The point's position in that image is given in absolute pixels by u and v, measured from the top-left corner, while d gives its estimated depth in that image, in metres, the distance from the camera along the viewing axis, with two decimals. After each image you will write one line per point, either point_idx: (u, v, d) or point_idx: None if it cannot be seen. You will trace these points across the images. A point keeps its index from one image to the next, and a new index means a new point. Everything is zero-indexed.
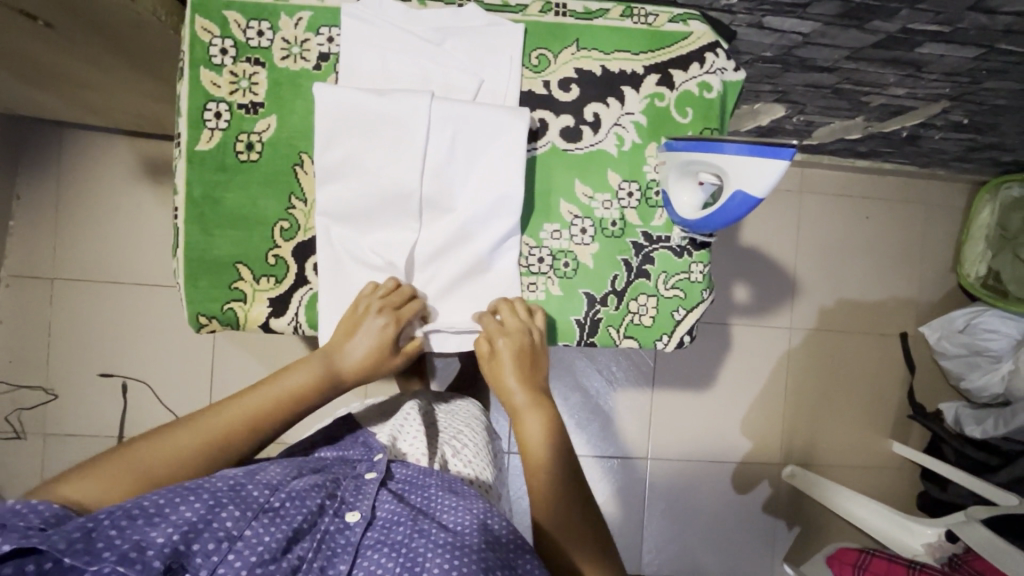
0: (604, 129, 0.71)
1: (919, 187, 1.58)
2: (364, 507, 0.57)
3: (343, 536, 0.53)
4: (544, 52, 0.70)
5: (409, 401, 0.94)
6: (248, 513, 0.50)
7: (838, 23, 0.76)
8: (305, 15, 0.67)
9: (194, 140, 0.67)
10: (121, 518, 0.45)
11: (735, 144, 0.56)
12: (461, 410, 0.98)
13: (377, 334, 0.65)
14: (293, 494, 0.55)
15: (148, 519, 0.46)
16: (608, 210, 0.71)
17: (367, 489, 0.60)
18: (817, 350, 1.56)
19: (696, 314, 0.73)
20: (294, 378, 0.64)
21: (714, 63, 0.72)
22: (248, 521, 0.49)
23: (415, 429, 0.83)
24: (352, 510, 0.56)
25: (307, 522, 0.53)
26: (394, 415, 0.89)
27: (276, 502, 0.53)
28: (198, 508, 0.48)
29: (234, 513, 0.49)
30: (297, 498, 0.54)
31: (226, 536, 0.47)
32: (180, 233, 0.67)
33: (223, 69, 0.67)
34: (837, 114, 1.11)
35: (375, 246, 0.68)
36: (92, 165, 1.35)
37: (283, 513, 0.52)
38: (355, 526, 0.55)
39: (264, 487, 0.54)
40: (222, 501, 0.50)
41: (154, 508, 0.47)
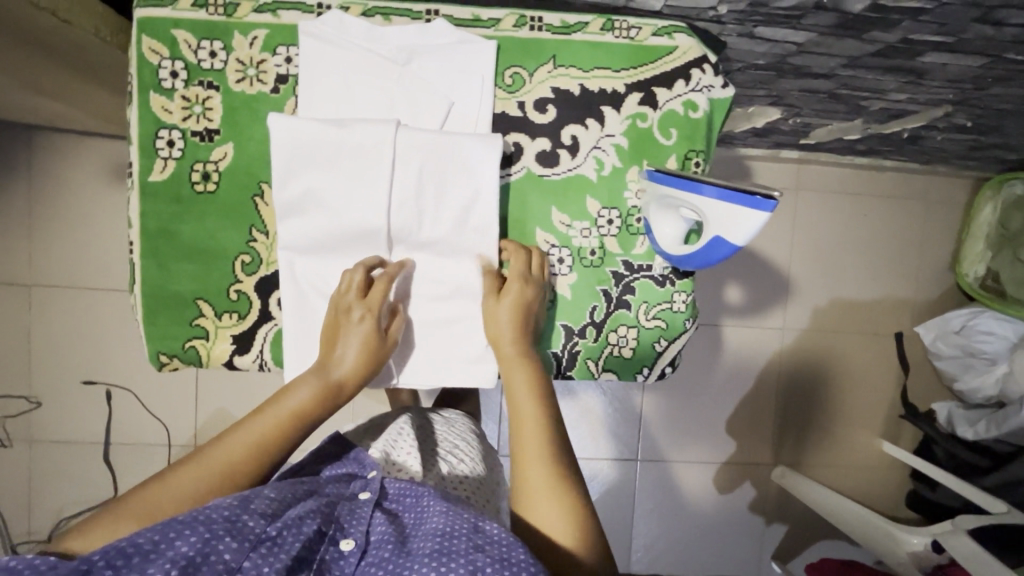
0: (583, 152, 0.67)
1: (918, 183, 1.53)
2: (357, 533, 0.52)
3: (338, 567, 0.49)
4: (519, 70, 0.66)
5: (403, 415, 0.91)
6: (246, 544, 0.46)
7: (834, 33, 0.71)
8: (260, 33, 0.62)
9: (147, 171, 0.63)
10: (115, 558, 0.42)
11: (713, 187, 0.53)
12: (457, 422, 0.94)
13: (362, 329, 0.61)
14: (289, 520, 0.50)
15: (144, 556, 0.42)
16: (586, 239, 0.68)
17: (363, 512, 0.55)
18: (810, 351, 1.54)
19: (679, 344, 0.71)
20: (296, 395, 0.59)
21: (700, 80, 0.68)
22: (247, 552, 0.45)
23: (410, 444, 0.82)
24: (346, 538, 0.52)
25: (302, 553, 0.49)
26: (387, 430, 0.86)
27: (273, 530, 0.48)
28: (195, 540, 0.44)
29: (231, 545, 0.45)
30: (294, 525, 0.50)
31: (225, 568, 0.44)
32: (136, 269, 0.64)
33: (174, 94, 0.62)
34: (834, 117, 1.06)
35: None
36: (62, 169, 1.31)
37: (281, 543, 0.48)
38: (350, 555, 0.50)
39: (260, 515, 0.49)
40: (219, 531, 0.46)
41: (150, 544, 0.43)
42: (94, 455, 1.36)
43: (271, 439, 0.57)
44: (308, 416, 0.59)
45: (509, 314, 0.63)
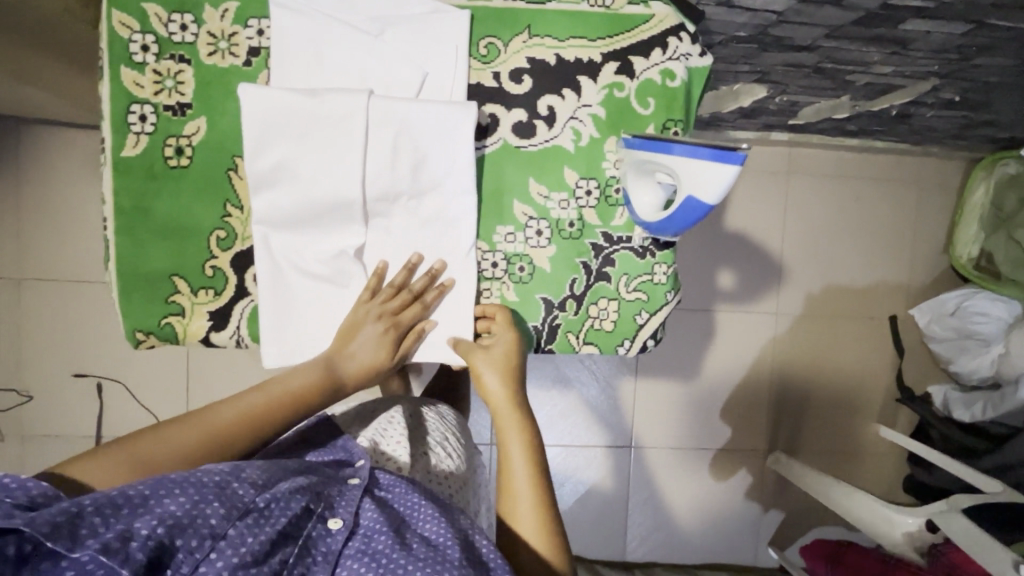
0: (560, 123, 0.67)
1: (911, 165, 1.53)
2: (348, 514, 0.52)
3: (325, 544, 0.49)
4: (493, 40, 0.65)
5: (392, 403, 0.90)
6: (233, 512, 0.46)
7: (813, 1, 0.70)
8: (231, 5, 0.62)
9: (120, 146, 0.62)
10: (105, 505, 0.41)
11: (682, 144, 0.54)
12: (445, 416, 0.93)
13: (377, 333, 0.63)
14: (280, 493, 0.50)
15: (132, 509, 0.42)
16: (565, 211, 0.67)
17: (353, 494, 0.55)
18: (804, 335, 1.53)
19: (660, 317, 0.70)
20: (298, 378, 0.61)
21: (678, 48, 0.67)
22: (233, 520, 0.45)
23: (399, 433, 0.81)
24: (335, 517, 0.51)
25: (288, 527, 0.48)
26: (377, 419, 0.86)
27: (262, 502, 0.48)
28: (184, 501, 0.44)
29: (219, 511, 0.45)
30: (283, 499, 0.50)
31: (210, 533, 0.44)
32: (111, 246, 0.63)
33: (145, 68, 0.62)
34: (822, 93, 1.05)
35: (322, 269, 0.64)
36: (49, 162, 1.30)
37: (268, 515, 0.48)
38: (337, 534, 0.50)
39: (251, 485, 0.49)
40: (209, 495, 0.45)
41: (141, 497, 0.43)
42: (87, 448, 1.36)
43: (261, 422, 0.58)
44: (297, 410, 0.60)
45: (499, 362, 0.66)
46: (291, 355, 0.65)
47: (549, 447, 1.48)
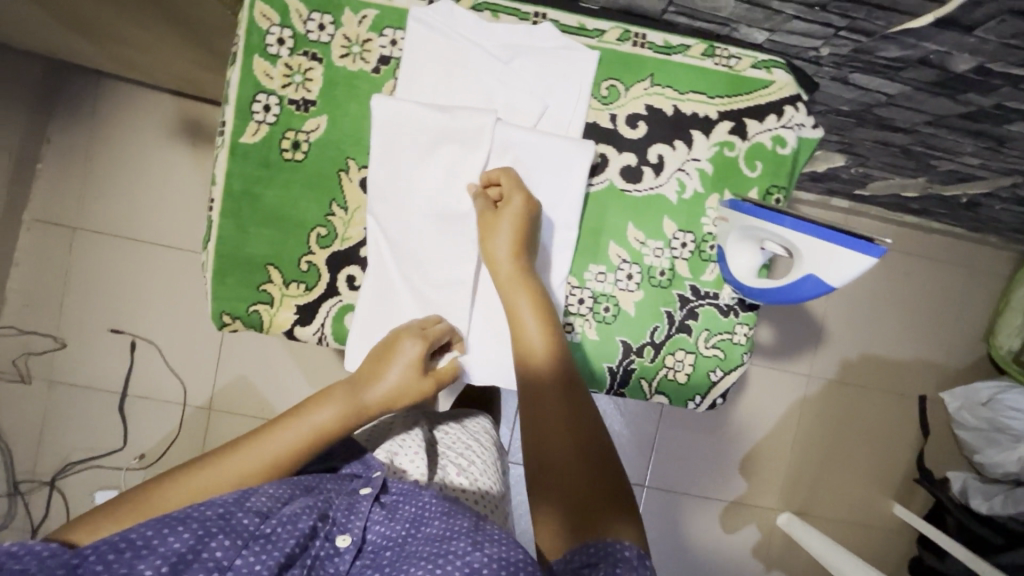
0: (667, 172, 0.67)
1: (963, 250, 1.53)
2: (356, 531, 0.54)
3: (332, 564, 0.51)
4: (615, 83, 0.66)
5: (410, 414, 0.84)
6: (238, 542, 0.47)
7: (928, 90, 0.71)
8: (370, 13, 0.63)
9: (240, 131, 0.63)
10: (107, 552, 0.43)
11: (793, 219, 0.54)
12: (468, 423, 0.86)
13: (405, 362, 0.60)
14: (285, 517, 0.51)
15: (136, 551, 0.44)
16: (658, 259, 0.68)
17: (360, 509, 0.56)
18: (831, 401, 1.53)
19: (733, 377, 0.70)
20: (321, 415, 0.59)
21: (793, 117, 0.68)
22: (239, 550, 0.47)
23: (417, 445, 0.74)
24: (343, 535, 0.54)
25: (296, 550, 0.50)
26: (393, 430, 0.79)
27: (267, 528, 0.50)
28: (187, 537, 0.46)
29: (224, 543, 0.47)
30: (289, 523, 0.51)
31: (216, 566, 0.45)
32: (214, 227, 0.64)
33: (278, 60, 0.63)
34: (899, 172, 1.06)
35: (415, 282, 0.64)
36: (125, 119, 1.33)
37: (275, 540, 0.49)
38: (345, 553, 0.52)
39: (256, 513, 0.51)
40: (212, 530, 0.47)
41: (143, 540, 0.44)
42: (109, 404, 1.36)
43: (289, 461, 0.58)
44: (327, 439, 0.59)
45: (510, 230, 0.61)
46: None
47: None
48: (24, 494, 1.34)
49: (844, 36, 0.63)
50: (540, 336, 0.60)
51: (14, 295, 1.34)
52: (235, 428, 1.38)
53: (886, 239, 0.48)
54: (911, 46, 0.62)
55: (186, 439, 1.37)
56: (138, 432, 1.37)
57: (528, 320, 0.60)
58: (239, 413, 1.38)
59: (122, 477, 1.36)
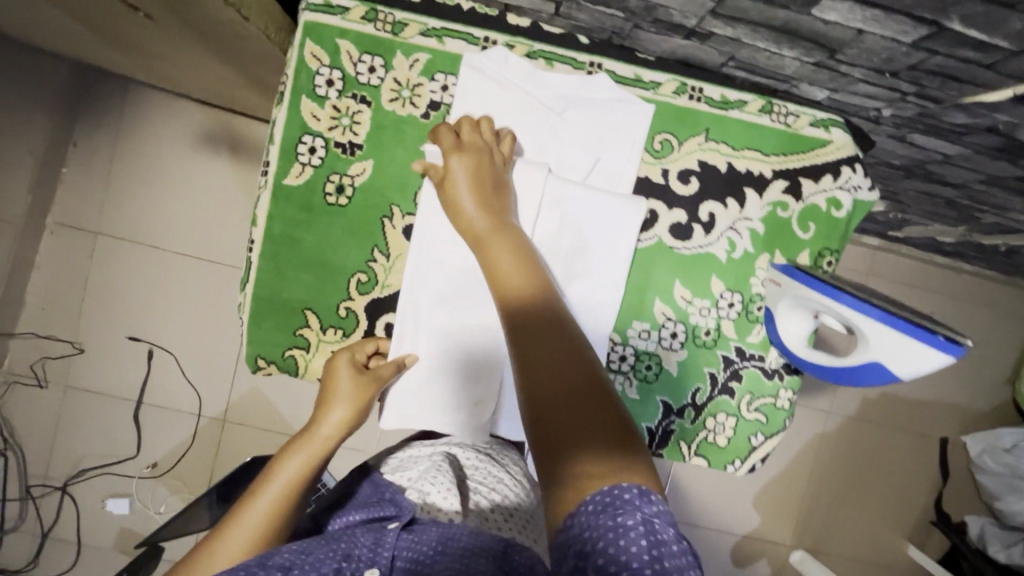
0: (717, 230, 0.65)
1: (992, 292, 1.50)
2: (384, 559, 0.52)
3: None
4: (669, 137, 0.64)
5: (438, 445, 0.83)
6: None
7: (988, 153, 0.69)
8: (422, 57, 0.61)
9: (283, 173, 0.62)
10: None
11: (852, 296, 0.52)
12: (498, 448, 0.85)
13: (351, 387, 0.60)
14: (307, 565, 0.51)
15: None
16: (704, 318, 0.66)
17: (385, 542, 0.55)
18: (849, 438, 1.51)
19: (774, 442, 0.68)
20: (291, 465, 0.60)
21: (850, 178, 0.66)
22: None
23: (448, 480, 0.71)
24: (371, 567, 0.52)
25: None
26: (422, 464, 0.76)
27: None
28: None
29: None
30: (311, 569, 0.51)
31: None
32: (253, 269, 0.63)
33: (325, 102, 0.61)
34: (939, 219, 1.04)
35: (457, 337, 0.62)
36: (152, 126, 1.32)
37: None
38: None
39: (277, 566, 0.50)
40: None
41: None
42: (124, 412, 1.35)
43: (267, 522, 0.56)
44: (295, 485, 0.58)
45: (470, 180, 0.56)
46: (414, 420, 0.63)
47: None
48: (36, 498, 1.34)
49: (911, 100, 0.60)
50: (517, 281, 0.51)
51: (33, 299, 1.33)
52: (247, 440, 1.37)
53: (968, 339, 0.46)
54: (981, 115, 0.60)
55: (199, 450, 1.36)
56: (151, 441, 1.36)
57: (501, 258, 0.52)
58: (252, 426, 1.37)
59: (133, 485, 1.36)
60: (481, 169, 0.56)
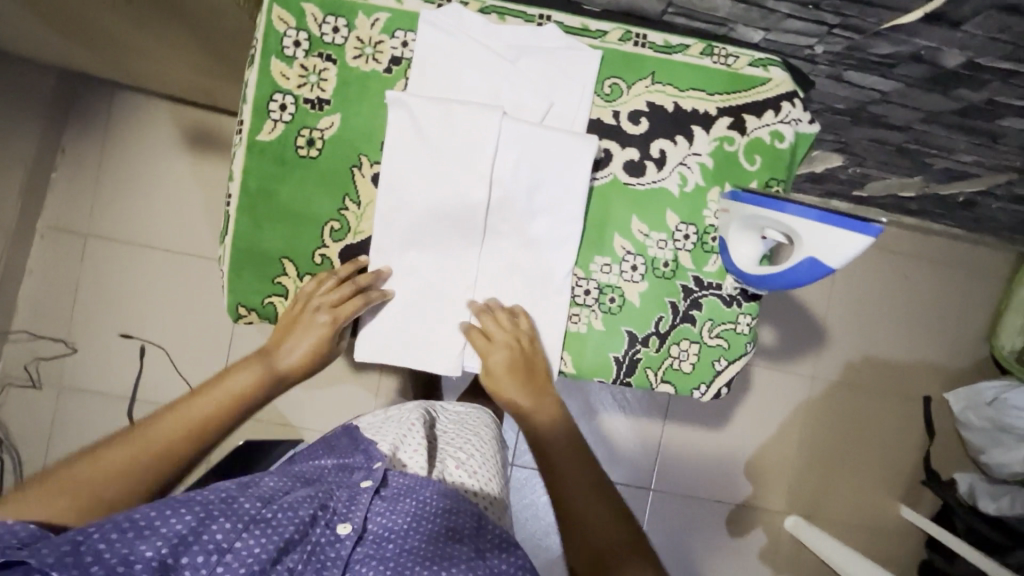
0: (669, 166, 0.69)
1: (962, 252, 1.54)
2: (357, 520, 0.54)
3: (334, 549, 0.51)
4: (618, 81, 0.68)
5: (414, 404, 0.84)
6: (239, 525, 0.48)
7: (920, 86, 0.73)
8: (382, 16, 0.66)
9: (256, 130, 0.66)
10: (110, 531, 0.44)
11: (797, 206, 0.55)
12: (470, 416, 0.88)
13: (319, 336, 0.65)
14: (285, 505, 0.52)
15: (138, 531, 0.45)
16: (662, 250, 0.70)
17: (362, 500, 0.56)
18: (835, 402, 1.53)
19: (737, 366, 0.71)
20: (240, 379, 0.63)
21: (790, 113, 0.70)
22: (239, 533, 0.48)
23: (420, 439, 0.71)
24: (344, 523, 0.53)
25: (295, 536, 0.50)
26: (398, 420, 0.75)
27: (268, 513, 0.50)
28: (188, 519, 0.47)
29: (224, 526, 0.48)
30: (289, 509, 0.52)
31: (215, 548, 0.47)
32: (231, 221, 0.66)
33: (294, 62, 0.66)
34: (896, 171, 1.08)
35: (428, 277, 0.67)
36: (138, 129, 1.37)
37: (275, 525, 0.50)
38: (346, 540, 0.52)
39: (257, 498, 0.51)
40: (213, 513, 0.48)
41: (145, 520, 0.46)
42: (117, 410, 1.36)
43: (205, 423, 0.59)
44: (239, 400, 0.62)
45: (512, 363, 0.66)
46: (382, 353, 0.68)
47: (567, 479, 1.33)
48: None
49: (838, 33, 0.65)
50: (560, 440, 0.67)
51: (25, 302, 1.36)
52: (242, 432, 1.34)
53: (883, 219, 0.53)
54: (902, 42, 0.64)
55: None
56: None
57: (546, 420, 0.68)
58: None
59: None
60: (515, 359, 0.66)
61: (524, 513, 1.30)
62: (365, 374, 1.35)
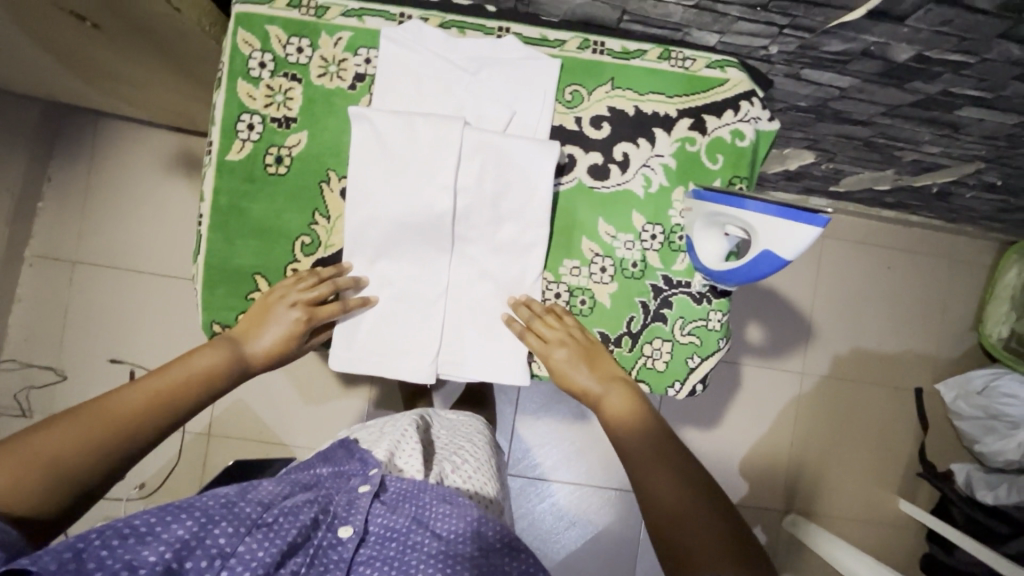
0: (632, 169, 0.71)
1: (944, 242, 1.55)
2: (358, 522, 0.54)
3: (336, 552, 0.52)
4: (578, 88, 0.70)
5: (408, 411, 0.84)
6: (241, 530, 0.49)
7: (876, 81, 0.75)
8: (344, 35, 0.67)
9: (225, 150, 0.67)
10: (111, 537, 0.45)
11: (757, 203, 0.57)
12: (464, 425, 0.88)
13: (292, 325, 0.64)
14: (287, 509, 0.53)
15: (139, 538, 0.46)
16: (630, 251, 0.71)
17: (361, 502, 0.56)
18: (827, 398, 1.53)
19: (711, 362, 0.72)
20: (204, 358, 0.61)
21: (749, 111, 0.71)
22: (242, 537, 0.49)
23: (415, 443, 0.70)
24: (345, 526, 0.54)
25: (297, 539, 0.51)
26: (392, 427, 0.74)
27: (269, 518, 0.51)
28: (190, 525, 0.48)
29: (226, 530, 0.49)
30: (290, 514, 0.53)
31: (219, 553, 0.48)
32: (203, 240, 0.67)
33: (260, 82, 0.67)
34: (867, 165, 1.09)
35: (399, 287, 0.68)
36: (123, 155, 1.39)
37: (277, 529, 0.51)
38: (347, 542, 0.53)
39: (257, 503, 0.52)
40: (215, 518, 0.49)
41: (146, 527, 0.46)
42: None
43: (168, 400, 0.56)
44: (206, 379, 0.60)
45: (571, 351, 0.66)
46: (360, 364, 0.68)
47: (562, 487, 1.32)
48: None
49: (789, 33, 0.67)
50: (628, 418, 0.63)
51: (15, 331, 1.36)
52: (236, 453, 1.33)
53: (825, 210, 0.54)
54: (852, 39, 0.66)
55: (186, 467, 1.32)
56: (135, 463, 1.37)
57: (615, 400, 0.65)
58: (240, 438, 1.34)
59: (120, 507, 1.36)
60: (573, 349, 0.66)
61: (522, 523, 1.29)
62: (355, 389, 1.35)
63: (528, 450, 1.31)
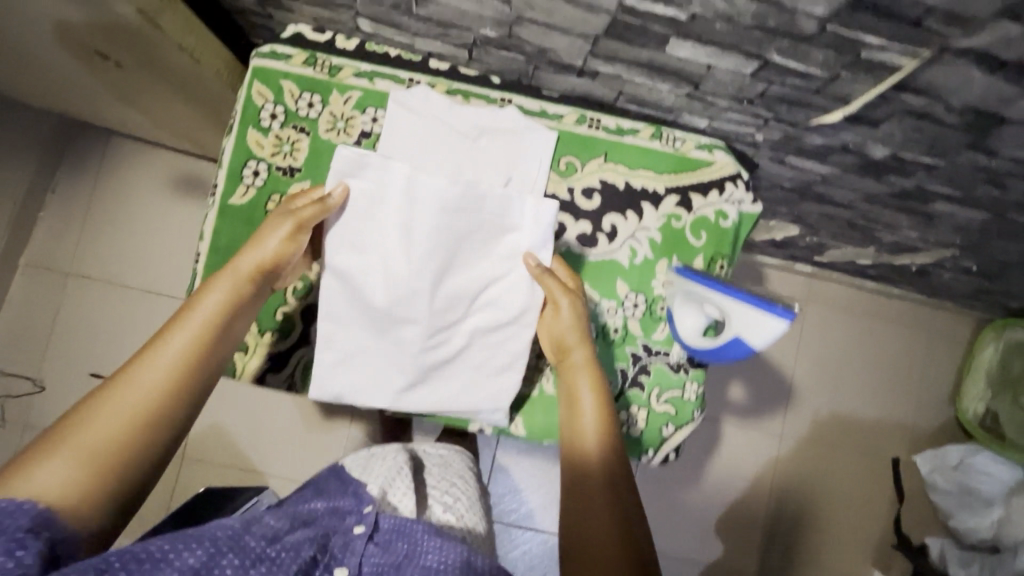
0: (620, 240, 0.74)
1: (924, 314, 1.58)
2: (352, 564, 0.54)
3: None
4: (573, 160, 0.74)
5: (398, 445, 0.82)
6: (247, 561, 0.49)
7: (855, 172, 0.79)
8: (354, 94, 0.71)
9: (229, 193, 0.70)
10: (129, 561, 0.45)
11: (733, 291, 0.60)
12: (454, 459, 0.85)
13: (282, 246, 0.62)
14: (289, 544, 0.52)
15: (153, 564, 0.45)
16: (612, 317, 0.73)
17: (357, 544, 0.56)
18: (806, 461, 1.54)
19: (684, 432, 0.74)
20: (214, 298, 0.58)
21: (733, 193, 0.75)
22: (247, 569, 0.48)
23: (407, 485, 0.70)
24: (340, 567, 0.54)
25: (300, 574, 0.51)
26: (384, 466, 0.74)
27: (274, 551, 0.51)
28: (200, 554, 0.47)
29: (234, 561, 0.48)
30: (292, 549, 0.52)
31: None
32: (198, 277, 0.69)
33: (269, 132, 0.70)
34: (849, 242, 1.14)
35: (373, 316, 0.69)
36: (129, 173, 1.41)
37: (281, 563, 0.50)
38: None
39: (262, 536, 0.52)
40: (223, 547, 0.48)
41: (160, 553, 0.46)
42: None
43: (175, 395, 0.53)
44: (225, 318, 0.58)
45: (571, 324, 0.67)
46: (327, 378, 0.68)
47: (537, 537, 1.30)
48: None
49: (773, 124, 0.71)
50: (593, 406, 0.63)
51: None
52: (208, 478, 1.31)
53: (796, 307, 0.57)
54: (831, 135, 0.70)
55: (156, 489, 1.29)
56: None
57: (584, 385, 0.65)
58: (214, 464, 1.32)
59: None
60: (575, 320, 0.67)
61: None
62: (335, 421, 1.35)
63: (503, 497, 1.30)
